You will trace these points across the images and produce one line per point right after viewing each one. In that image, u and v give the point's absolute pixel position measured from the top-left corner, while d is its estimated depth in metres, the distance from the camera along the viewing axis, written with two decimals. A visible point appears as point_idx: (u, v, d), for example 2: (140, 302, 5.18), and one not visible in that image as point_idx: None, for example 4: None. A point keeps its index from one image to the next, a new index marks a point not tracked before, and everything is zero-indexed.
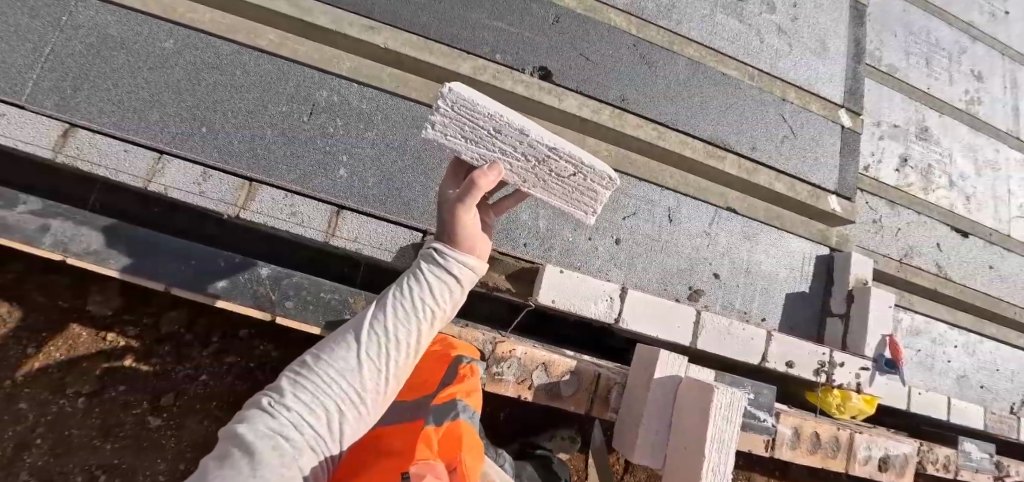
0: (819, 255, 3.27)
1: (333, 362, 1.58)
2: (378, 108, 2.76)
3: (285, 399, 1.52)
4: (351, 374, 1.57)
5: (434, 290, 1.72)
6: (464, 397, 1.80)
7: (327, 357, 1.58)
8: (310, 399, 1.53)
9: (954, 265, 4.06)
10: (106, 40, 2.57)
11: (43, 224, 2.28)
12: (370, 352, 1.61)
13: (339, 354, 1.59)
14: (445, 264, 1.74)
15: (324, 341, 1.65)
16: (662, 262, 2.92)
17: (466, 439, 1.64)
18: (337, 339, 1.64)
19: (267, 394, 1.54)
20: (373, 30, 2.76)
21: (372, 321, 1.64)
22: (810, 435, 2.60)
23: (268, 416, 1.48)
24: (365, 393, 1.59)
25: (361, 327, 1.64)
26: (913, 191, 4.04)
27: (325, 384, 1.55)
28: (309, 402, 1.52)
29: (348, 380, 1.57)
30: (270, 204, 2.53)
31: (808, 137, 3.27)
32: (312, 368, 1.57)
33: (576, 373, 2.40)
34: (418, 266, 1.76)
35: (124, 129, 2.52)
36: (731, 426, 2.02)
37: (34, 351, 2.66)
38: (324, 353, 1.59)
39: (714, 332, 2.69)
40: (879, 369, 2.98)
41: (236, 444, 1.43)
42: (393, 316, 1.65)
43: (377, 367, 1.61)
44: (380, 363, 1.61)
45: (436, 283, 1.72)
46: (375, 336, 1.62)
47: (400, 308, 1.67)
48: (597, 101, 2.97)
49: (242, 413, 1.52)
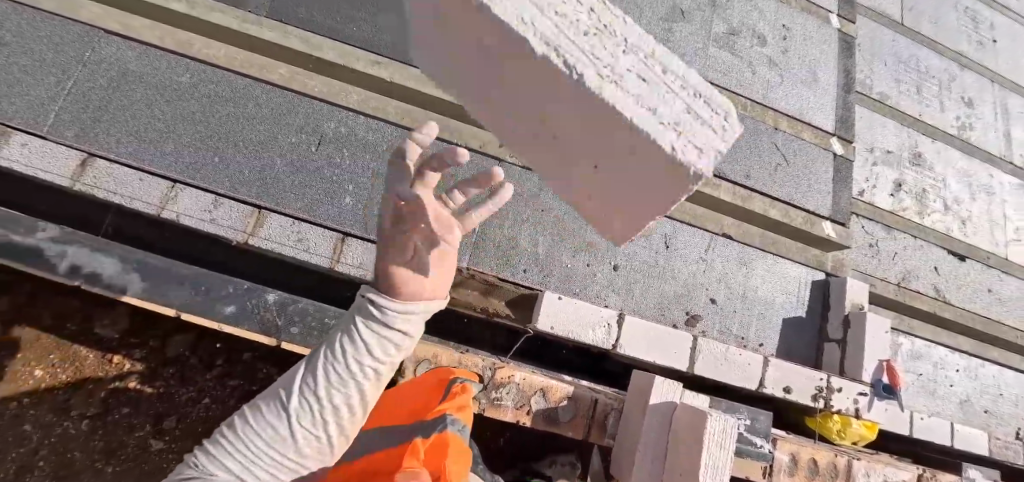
0: (815, 280, 3.32)
1: (267, 426, 1.65)
2: (384, 139, 2.86)
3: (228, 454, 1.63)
4: (285, 438, 1.65)
5: (370, 349, 1.72)
6: (454, 411, 1.92)
7: (265, 418, 1.66)
8: (243, 464, 1.62)
9: (952, 288, 4.10)
10: (126, 74, 2.70)
11: (59, 250, 2.36)
12: (303, 418, 1.67)
13: (274, 418, 1.66)
14: (382, 318, 1.72)
15: (265, 396, 1.72)
16: (659, 288, 2.97)
17: (452, 448, 1.77)
18: (275, 398, 1.70)
19: (199, 455, 1.62)
20: (380, 64, 2.87)
21: (304, 386, 1.68)
22: (808, 462, 2.55)
23: (211, 468, 1.60)
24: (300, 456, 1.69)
25: (295, 389, 1.68)
26: (908, 216, 4.11)
27: (255, 454, 1.63)
28: (242, 467, 1.62)
29: (282, 447, 1.66)
30: (279, 231, 2.65)
31: (801, 165, 3.35)
32: (251, 429, 1.65)
33: (573, 399, 2.42)
34: (354, 322, 1.74)
35: (139, 157, 2.64)
36: (725, 452, 1.99)
37: (42, 373, 2.73)
38: (258, 416, 1.67)
39: (710, 359, 2.72)
40: (876, 394, 2.98)
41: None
42: (327, 382, 1.68)
43: (313, 432, 1.69)
44: (316, 428, 1.69)
45: (373, 341, 1.73)
46: (309, 404, 1.67)
47: (334, 373, 1.69)
48: None
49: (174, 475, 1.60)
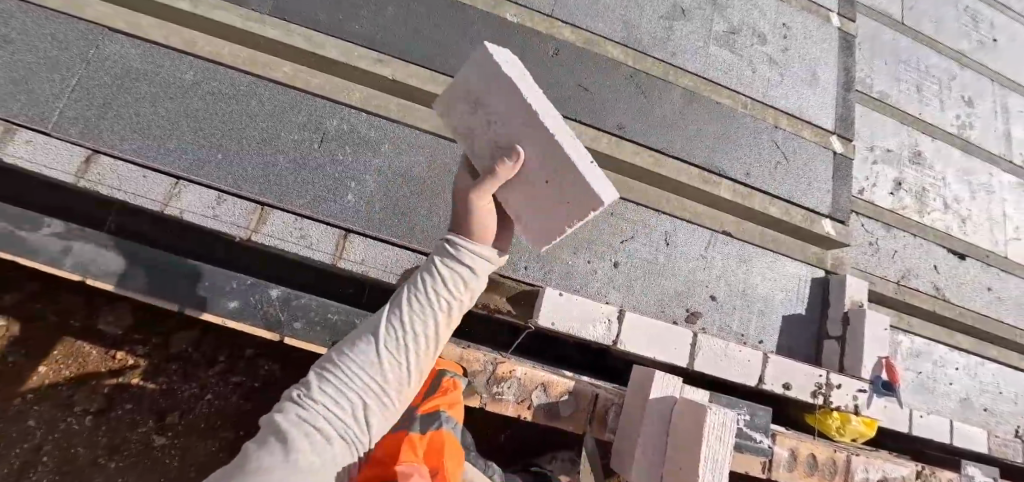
0: (814, 277, 3.34)
1: (356, 357, 1.77)
2: (386, 136, 2.88)
3: (312, 392, 1.72)
4: (371, 368, 1.76)
5: (448, 281, 1.87)
6: (446, 409, 2.03)
7: (349, 354, 1.78)
8: (337, 396, 1.73)
9: (951, 287, 4.12)
10: (130, 72, 2.73)
11: (65, 246, 2.38)
12: (389, 348, 1.78)
13: (360, 351, 1.77)
14: (459, 254, 1.89)
15: (346, 341, 1.84)
16: (660, 285, 2.99)
17: (447, 444, 1.88)
18: (359, 338, 1.82)
19: (296, 387, 1.75)
20: (382, 62, 2.89)
21: (387, 317, 1.81)
22: (807, 457, 2.55)
23: (300, 407, 1.70)
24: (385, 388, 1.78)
25: (381, 322, 1.82)
26: (907, 214, 4.13)
27: (349, 379, 1.75)
28: (337, 397, 1.73)
29: (371, 376, 1.76)
30: (281, 227, 2.65)
31: (801, 163, 3.36)
32: (336, 366, 1.76)
33: (574, 394, 2.44)
34: (433, 259, 1.90)
35: (144, 155, 2.66)
36: (723, 446, 2.02)
37: (46, 369, 2.75)
38: (348, 348, 1.79)
39: (710, 355, 2.73)
40: (876, 391, 2.99)
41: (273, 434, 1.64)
42: (409, 312, 1.81)
43: (399, 361, 1.79)
44: (401, 356, 1.79)
45: (448, 274, 1.87)
46: (395, 331, 1.79)
47: (416, 302, 1.84)
48: (595, 129, 3.07)
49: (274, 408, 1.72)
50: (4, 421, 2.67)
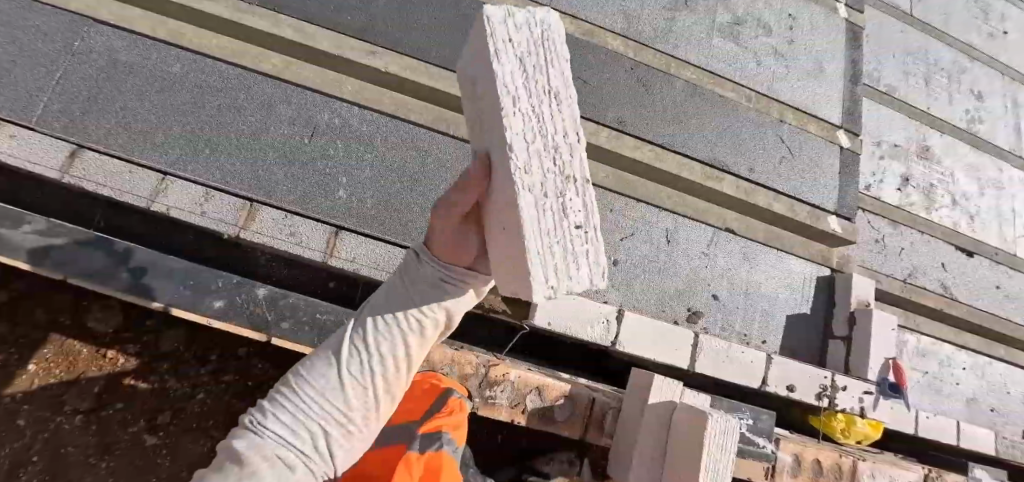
0: (820, 276, 3.25)
1: (317, 379, 1.74)
2: (378, 130, 2.79)
3: (268, 418, 1.69)
4: (332, 389, 1.74)
5: (416, 298, 1.82)
6: (449, 429, 1.86)
7: (308, 375, 1.74)
8: (295, 419, 1.71)
9: (959, 285, 4.02)
10: (115, 64, 2.64)
11: (47, 243, 2.31)
12: (353, 370, 1.77)
13: (320, 372, 1.75)
14: (427, 270, 1.81)
15: (305, 360, 1.79)
16: (661, 284, 2.91)
17: (445, 470, 1.73)
18: (319, 357, 1.79)
19: (254, 411, 1.72)
20: (375, 54, 2.80)
21: (351, 336, 1.79)
22: (812, 463, 2.46)
23: (255, 434, 1.67)
24: (345, 413, 1.75)
25: (346, 339, 1.80)
26: (915, 211, 4.03)
27: (308, 403, 1.72)
28: (295, 421, 1.70)
29: (332, 400, 1.73)
30: (271, 224, 2.59)
31: (807, 159, 3.27)
32: (293, 387, 1.73)
33: (570, 398, 2.36)
34: (401, 274, 1.83)
35: (129, 150, 2.58)
36: (725, 454, 1.93)
37: (34, 368, 2.69)
38: (310, 369, 1.76)
39: (713, 356, 2.65)
40: (882, 393, 2.91)
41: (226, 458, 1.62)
42: (374, 330, 1.78)
43: (361, 382, 1.77)
44: (365, 378, 1.78)
45: (417, 292, 1.81)
46: (358, 352, 1.77)
47: (381, 320, 1.80)
48: (595, 123, 2.97)
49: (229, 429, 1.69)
50: None
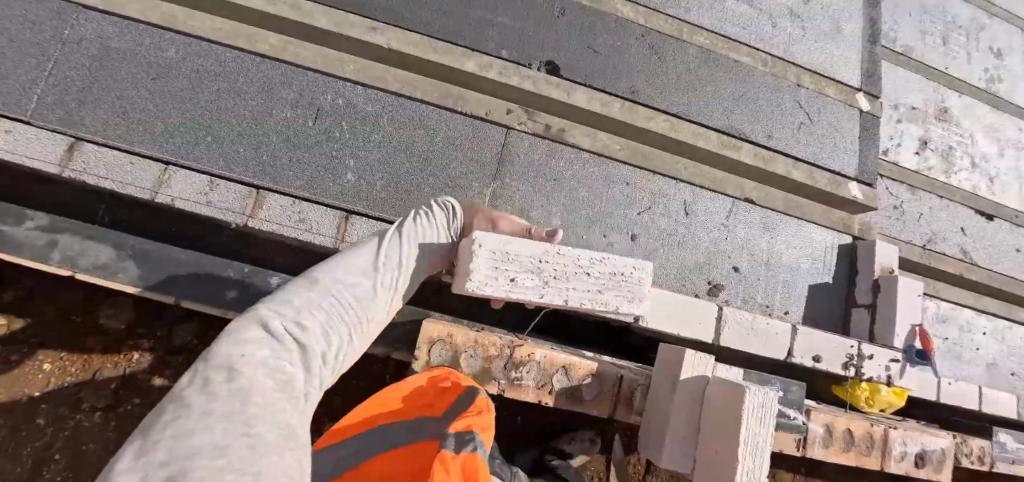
0: (841, 244, 3.17)
1: (344, 288, 1.75)
2: (384, 109, 2.69)
3: (292, 322, 1.62)
4: (365, 299, 1.78)
5: (439, 232, 2.02)
6: (479, 430, 1.64)
7: (342, 281, 1.75)
8: (319, 325, 1.66)
9: (980, 249, 3.95)
10: (108, 52, 2.54)
11: (51, 240, 2.23)
12: (382, 284, 1.83)
13: (355, 281, 1.77)
14: (444, 221, 2.04)
15: (331, 267, 1.77)
16: (680, 258, 2.84)
17: (482, 472, 1.49)
18: (349, 267, 1.80)
19: (271, 317, 1.59)
20: (377, 30, 2.69)
21: (382, 250, 1.86)
22: (842, 433, 2.40)
23: (274, 337, 1.56)
24: (365, 324, 1.78)
25: (375, 253, 1.86)
26: (934, 175, 3.94)
27: (339, 309, 1.72)
28: (317, 325, 1.66)
29: (363, 307, 1.77)
30: (279, 211, 2.52)
31: (826, 124, 3.17)
32: (325, 291, 1.71)
33: (598, 376, 2.30)
34: (427, 214, 2.01)
35: (129, 141, 2.51)
36: (765, 428, 1.89)
37: (50, 367, 2.65)
38: (338, 275, 1.76)
39: (737, 329, 2.59)
40: (909, 361, 2.86)
41: (232, 369, 1.43)
42: (408, 252, 1.91)
43: (388, 297, 1.85)
44: (392, 293, 1.86)
45: (440, 229, 2.02)
46: (390, 268, 1.86)
47: (412, 244, 1.94)
48: (608, 94, 2.86)
49: (234, 338, 1.50)
50: (12, 420, 2.57)
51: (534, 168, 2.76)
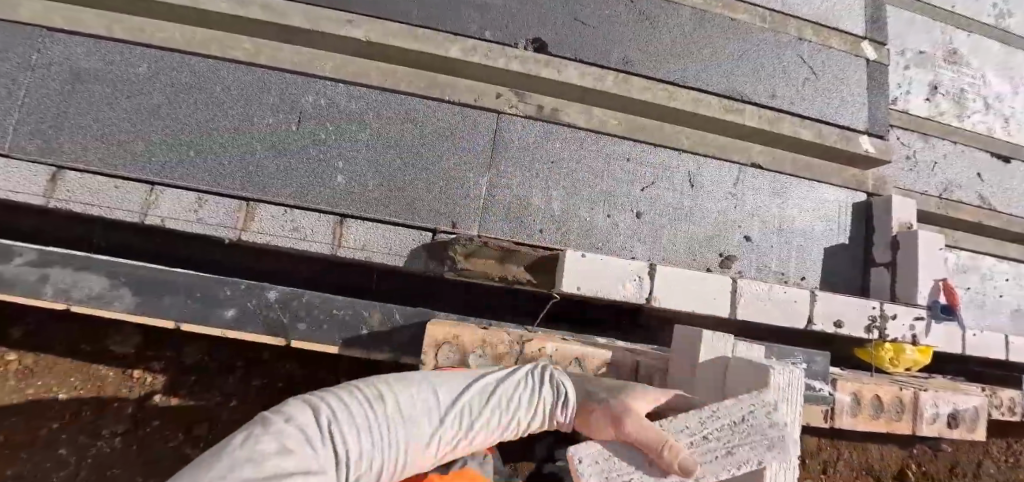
0: (855, 202, 3.06)
1: (405, 414, 1.61)
2: (368, 106, 2.59)
3: (341, 431, 1.53)
4: (422, 439, 1.61)
5: (539, 396, 1.78)
6: None
7: (410, 416, 1.61)
8: (360, 447, 1.54)
9: (999, 194, 3.81)
10: (80, 74, 2.46)
11: (42, 274, 2.17)
12: (447, 428, 1.65)
13: (423, 415, 1.63)
14: (549, 387, 1.79)
15: (414, 386, 1.68)
16: (689, 232, 2.74)
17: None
18: (427, 398, 1.67)
19: (324, 410, 1.55)
20: (353, 23, 2.57)
21: (468, 394, 1.71)
22: (871, 400, 2.31)
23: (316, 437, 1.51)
24: (412, 463, 1.61)
25: (458, 390, 1.71)
26: (946, 121, 3.79)
27: (392, 442, 1.58)
28: (359, 444, 1.54)
29: (418, 445, 1.61)
30: (271, 221, 2.46)
31: (832, 78, 3.02)
32: (393, 413, 1.60)
33: (613, 366, 2.16)
34: (541, 377, 1.81)
35: (112, 165, 2.43)
36: (790, 405, 1.67)
37: (67, 398, 2.66)
38: (409, 399, 1.64)
39: (755, 302, 2.48)
40: (935, 317, 2.76)
41: (265, 453, 1.40)
42: (491, 409, 1.72)
43: (449, 443, 1.66)
44: (455, 439, 1.67)
45: (540, 394, 1.78)
46: (462, 416, 1.68)
47: (499, 404, 1.74)
48: (600, 67, 2.74)
49: (276, 425, 1.48)
50: (37, 449, 2.60)
51: (530, 151, 2.66)
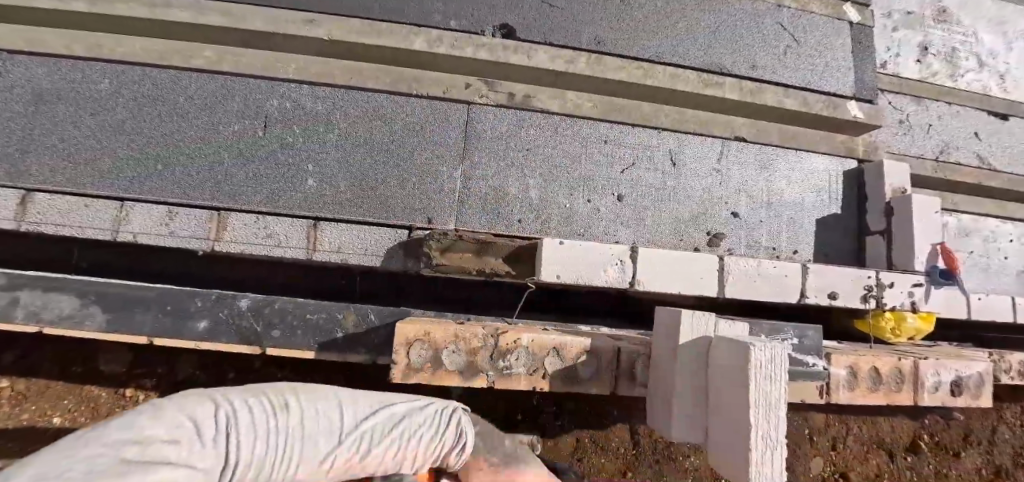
0: (845, 169, 2.96)
1: (307, 426, 1.63)
2: (335, 105, 2.54)
3: (234, 432, 1.54)
4: (313, 457, 1.62)
5: (441, 430, 1.81)
6: None
7: (307, 432, 1.62)
8: (253, 454, 1.54)
9: (997, 153, 3.69)
10: (42, 94, 2.41)
11: (12, 297, 2.11)
12: (342, 453, 1.65)
13: (321, 433, 1.64)
14: (450, 423, 1.85)
15: (325, 402, 1.70)
16: (674, 212, 2.67)
17: None
18: (332, 417, 1.68)
19: (225, 407, 1.56)
20: (314, 22, 2.51)
21: (372, 419, 1.73)
22: (868, 371, 2.20)
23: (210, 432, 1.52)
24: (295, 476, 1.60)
25: (365, 413, 1.73)
26: (938, 82, 3.69)
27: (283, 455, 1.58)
28: (252, 448, 1.54)
29: (308, 462, 1.61)
30: (244, 229, 2.39)
31: (814, 44, 2.93)
32: (293, 424, 1.61)
33: (594, 353, 2.11)
34: (446, 413, 1.86)
35: (80, 184, 2.38)
36: (774, 384, 1.60)
37: (59, 421, 2.63)
38: (315, 412, 1.65)
39: (744, 279, 2.40)
40: (934, 283, 2.65)
41: (162, 433, 1.44)
42: (390, 438, 1.73)
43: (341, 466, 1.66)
44: (346, 462, 1.66)
45: (441, 430, 1.82)
46: (359, 443, 1.68)
47: (400, 438, 1.75)
48: (571, 50, 2.66)
49: (182, 411, 1.50)
50: None
51: (504, 140, 2.59)
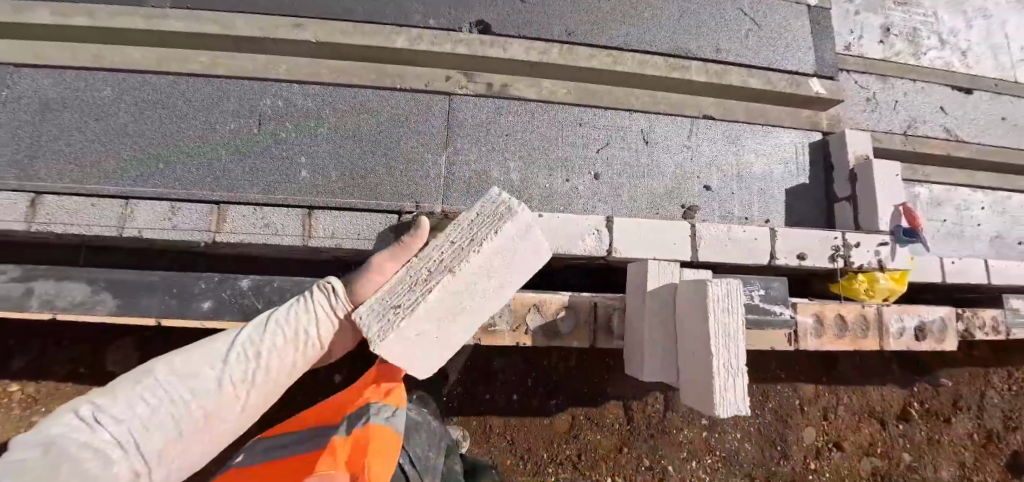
0: (811, 142, 3.13)
1: (178, 385, 1.89)
2: (324, 102, 2.71)
3: (113, 412, 1.81)
4: (210, 393, 1.92)
5: (314, 317, 2.07)
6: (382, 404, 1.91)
7: (184, 373, 1.91)
8: (151, 411, 1.85)
9: (965, 125, 3.84)
10: (50, 103, 2.58)
11: (27, 287, 2.26)
12: (233, 374, 1.96)
13: (201, 373, 1.93)
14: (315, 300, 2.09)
15: (192, 351, 1.96)
16: (649, 187, 2.81)
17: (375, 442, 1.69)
18: (204, 355, 1.96)
19: (86, 405, 1.79)
20: (302, 26, 2.69)
21: (242, 338, 2.00)
22: (833, 318, 2.41)
23: (90, 427, 1.76)
24: (204, 417, 1.92)
25: (227, 351, 1.98)
26: (901, 61, 3.86)
27: (177, 406, 1.88)
28: (145, 412, 1.85)
29: (207, 397, 1.92)
30: (242, 221, 2.51)
31: (774, 26, 3.11)
32: (167, 380, 1.88)
33: (571, 308, 2.31)
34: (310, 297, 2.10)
35: (86, 184, 2.54)
36: (732, 316, 1.85)
37: None
38: (181, 372, 1.91)
39: (714, 242, 2.55)
40: (898, 242, 2.78)
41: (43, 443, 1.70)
42: (267, 342, 2.01)
43: (243, 381, 1.97)
44: (246, 376, 1.98)
45: (311, 320, 2.07)
46: (243, 355, 1.99)
47: (280, 338, 2.04)
48: (544, 42, 2.84)
49: (53, 426, 1.74)
50: None
51: (484, 127, 2.75)
